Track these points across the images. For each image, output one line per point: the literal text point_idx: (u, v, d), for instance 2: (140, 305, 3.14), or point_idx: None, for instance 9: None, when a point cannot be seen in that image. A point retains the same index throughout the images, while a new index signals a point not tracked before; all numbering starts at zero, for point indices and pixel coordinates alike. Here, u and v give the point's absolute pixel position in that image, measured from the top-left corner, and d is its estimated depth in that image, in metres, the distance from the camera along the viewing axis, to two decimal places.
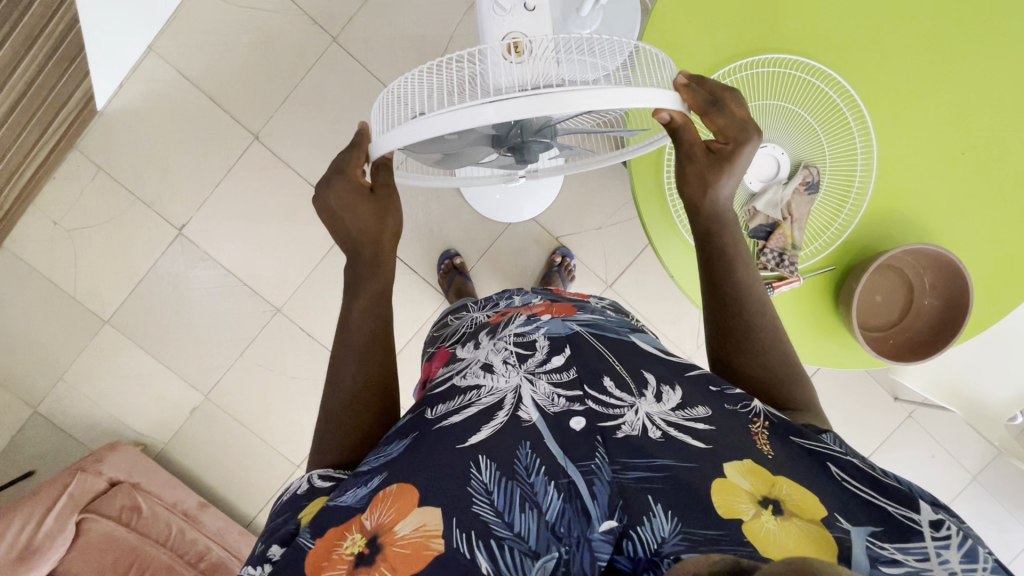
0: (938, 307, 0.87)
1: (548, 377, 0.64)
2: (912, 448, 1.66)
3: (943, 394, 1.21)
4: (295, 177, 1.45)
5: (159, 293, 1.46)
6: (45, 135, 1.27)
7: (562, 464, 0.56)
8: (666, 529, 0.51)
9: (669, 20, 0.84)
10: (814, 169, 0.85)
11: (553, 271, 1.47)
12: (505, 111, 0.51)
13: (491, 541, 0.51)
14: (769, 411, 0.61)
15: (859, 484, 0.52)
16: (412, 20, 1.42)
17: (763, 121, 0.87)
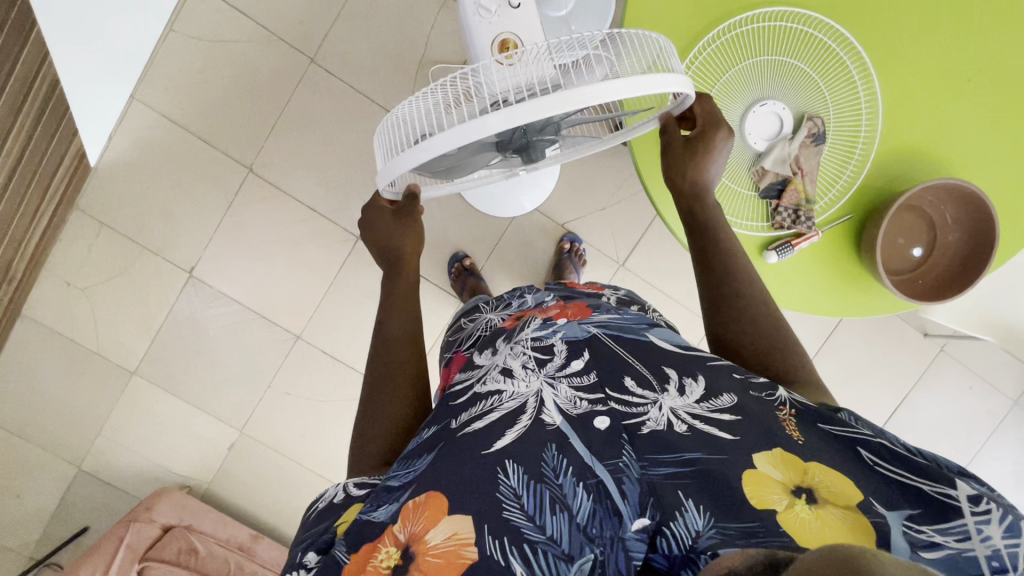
0: (963, 243, 0.86)
1: (568, 380, 0.64)
2: (948, 381, 1.64)
3: (976, 325, 1.19)
4: (295, 203, 1.45)
5: (180, 336, 1.47)
6: (46, 198, 1.28)
7: (589, 464, 0.56)
8: (700, 523, 0.51)
9: None
10: (818, 119, 0.84)
11: (564, 258, 1.46)
12: (511, 115, 0.51)
13: (525, 545, 0.51)
14: (794, 398, 0.60)
15: (889, 464, 0.51)
16: (386, 29, 1.40)
17: (760, 77, 0.85)
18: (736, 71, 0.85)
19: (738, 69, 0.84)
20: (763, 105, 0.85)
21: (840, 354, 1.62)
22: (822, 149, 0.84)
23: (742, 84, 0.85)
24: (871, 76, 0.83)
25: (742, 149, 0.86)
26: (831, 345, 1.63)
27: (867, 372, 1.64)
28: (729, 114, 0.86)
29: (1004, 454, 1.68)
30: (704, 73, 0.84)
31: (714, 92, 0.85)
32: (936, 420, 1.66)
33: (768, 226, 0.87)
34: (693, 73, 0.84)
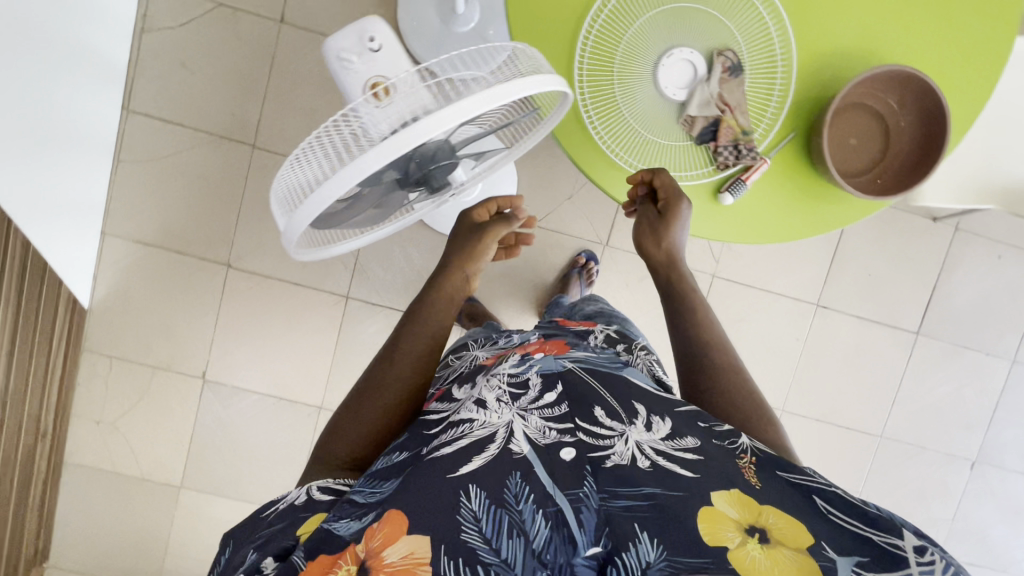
0: (916, 122, 0.82)
1: (540, 412, 0.71)
2: (975, 258, 1.57)
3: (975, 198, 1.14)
4: (280, 284, 1.48)
5: (211, 439, 1.52)
6: (53, 351, 1.34)
7: (550, 493, 0.62)
8: (652, 555, 0.57)
9: None
10: (728, 52, 0.82)
11: (573, 275, 1.48)
12: (387, 150, 0.50)
13: (479, 567, 0.57)
14: (755, 445, 0.68)
15: (841, 513, 0.59)
16: (312, 94, 1.43)
17: (659, 29, 0.83)
18: (633, 31, 0.83)
19: (634, 29, 0.83)
20: (672, 54, 0.82)
21: (854, 264, 1.57)
22: (743, 79, 0.82)
23: (643, 41, 0.83)
24: None
25: (663, 105, 0.84)
26: (843, 258, 1.57)
27: (888, 274, 1.57)
28: (640, 75, 0.84)
29: None
30: (600, 44, 0.83)
31: (618, 60, 0.84)
32: (975, 300, 1.59)
33: (714, 169, 0.86)
34: (591, 51, 0.83)
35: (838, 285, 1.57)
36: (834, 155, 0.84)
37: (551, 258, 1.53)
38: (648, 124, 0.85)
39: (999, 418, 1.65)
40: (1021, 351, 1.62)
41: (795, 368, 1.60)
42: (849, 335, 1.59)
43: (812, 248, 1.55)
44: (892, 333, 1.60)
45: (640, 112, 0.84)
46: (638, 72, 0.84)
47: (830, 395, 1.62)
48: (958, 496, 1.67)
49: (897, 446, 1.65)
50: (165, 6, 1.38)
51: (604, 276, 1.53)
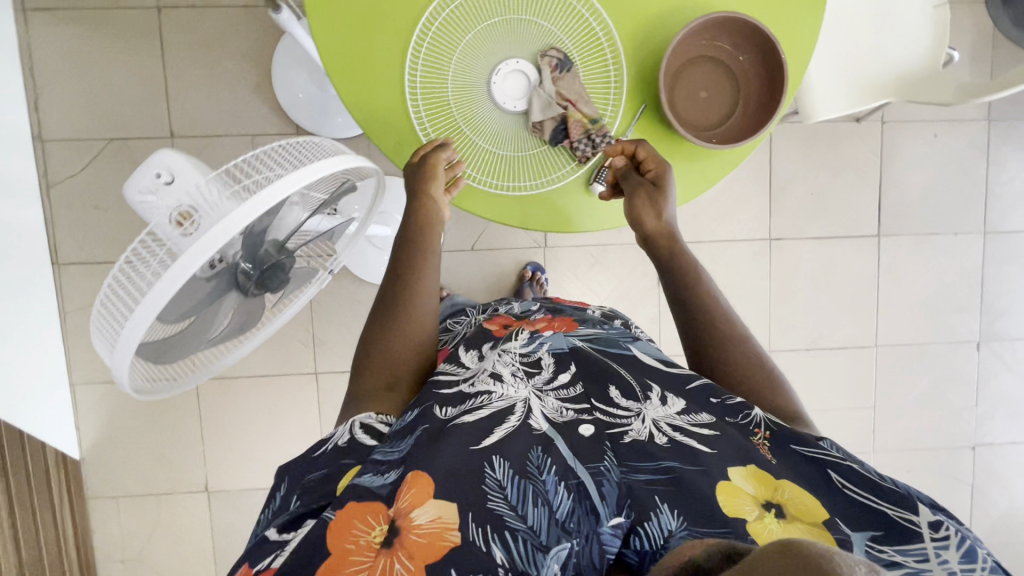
0: (755, 60, 0.83)
1: (556, 393, 0.70)
2: (910, 143, 1.54)
3: (866, 96, 1.11)
4: (251, 379, 1.50)
5: (234, 544, 1.55)
6: (55, 505, 1.41)
7: (572, 466, 0.61)
8: (673, 524, 0.57)
9: (336, 45, 0.82)
10: (552, 51, 0.83)
11: (525, 288, 1.48)
12: (176, 275, 0.49)
13: (506, 532, 0.55)
14: (769, 418, 0.66)
15: (858, 489, 0.58)
16: None
17: (481, 48, 0.85)
18: (457, 59, 0.85)
19: (459, 56, 0.85)
20: (499, 71, 0.86)
21: (795, 185, 1.54)
22: (574, 72, 0.84)
23: (470, 65, 0.86)
24: None
25: (509, 118, 0.88)
26: (783, 182, 1.54)
27: (830, 185, 1.55)
28: (479, 97, 0.86)
29: (1009, 173, 1.57)
30: (430, 79, 0.85)
31: (453, 90, 0.86)
32: (924, 184, 1.56)
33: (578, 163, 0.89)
34: (424, 89, 0.85)
35: (786, 211, 1.55)
36: (682, 112, 0.85)
37: (500, 274, 1.53)
38: (501, 141, 0.88)
39: (989, 291, 1.61)
40: (988, 219, 1.58)
41: (770, 305, 1.58)
42: (813, 256, 1.57)
43: (748, 185, 1.53)
44: (854, 241, 1.57)
45: (487, 131, 0.87)
46: (475, 94, 0.86)
47: (814, 320, 1.59)
48: (974, 380, 1.63)
49: (896, 350, 1.61)
50: (61, 158, 1.40)
51: (555, 274, 1.53)
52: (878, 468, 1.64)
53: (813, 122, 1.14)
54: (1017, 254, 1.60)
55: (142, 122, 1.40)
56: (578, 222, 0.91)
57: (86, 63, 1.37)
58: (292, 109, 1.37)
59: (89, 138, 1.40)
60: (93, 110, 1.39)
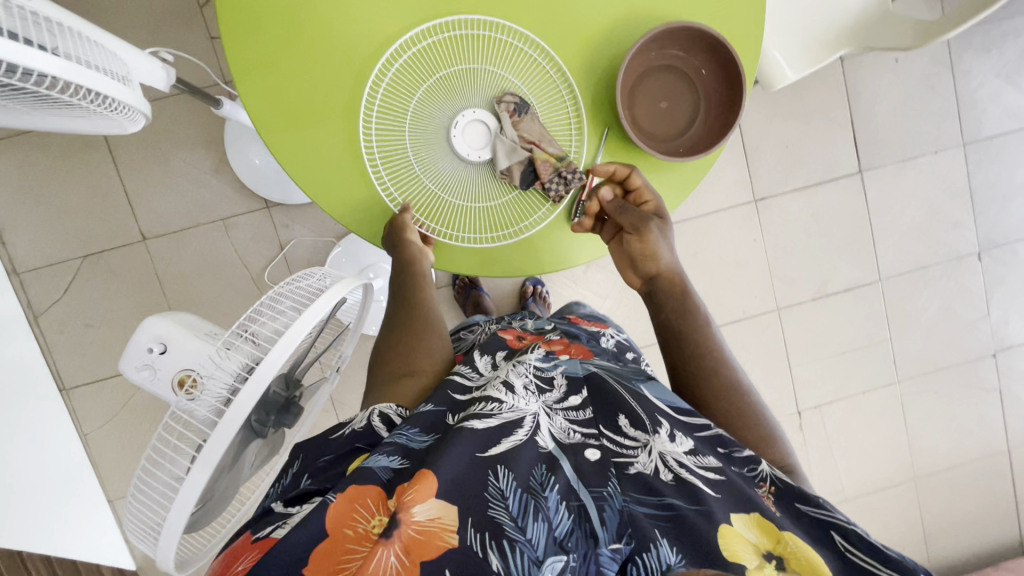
0: (715, 72, 0.82)
1: (564, 413, 0.70)
2: (873, 74, 1.53)
3: (826, 51, 1.10)
4: None
5: None
6: None
7: (575, 488, 0.61)
8: (672, 558, 0.56)
9: (288, 141, 0.81)
10: (507, 96, 0.82)
11: (530, 303, 1.46)
12: (207, 460, 0.47)
13: (504, 541, 0.55)
14: (778, 473, 0.64)
15: (861, 555, 0.56)
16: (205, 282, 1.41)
17: (433, 104, 0.84)
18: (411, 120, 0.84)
19: (411, 121, 0.84)
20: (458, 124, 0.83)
21: (769, 141, 1.53)
22: (533, 113, 0.82)
23: (426, 125, 0.84)
24: (508, 29, 0.82)
25: (475, 170, 0.86)
26: (757, 141, 1.53)
27: (803, 133, 1.54)
28: (441, 156, 0.85)
29: (976, 81, 1.56)
30: (386, 147, 0.84)
31: (413, 155, 0.85)
32: (896, 110, 1.55)
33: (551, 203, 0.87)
34: (384, 162, 0.84)
35: (765, 170, 1.54)
36: (643, 121, 0.84)
37: (499, 297, 1.52)
38: (472, 194, 0.86)
39: (981, 202, 1.60)
40: (965, 131, 1.57)
41: (768, 265, 1.58)
42: (800, 207, 1.56)
43: (722, 152, 1.52)
44: (837, 184, 1.56)
45: (455, 187, 0.86)
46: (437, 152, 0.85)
47: (814, 269, 1.59)
48: (982, 291, 1.63)
49: (901, 279, 1.61)
50: (41, 287, 1.37)
51: (553, 284, 1.53)
52: (905, 396, 1.66)
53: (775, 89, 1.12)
54: (1001, 158, 1.59)
55: (112, 233, 1.38)
56: (555, 258, 0.91)
57: (42, 186, 1.35)
58: (257, 184, 1.34)
59: (63, 259, 1.37)
60: (60, 232, 1.36)
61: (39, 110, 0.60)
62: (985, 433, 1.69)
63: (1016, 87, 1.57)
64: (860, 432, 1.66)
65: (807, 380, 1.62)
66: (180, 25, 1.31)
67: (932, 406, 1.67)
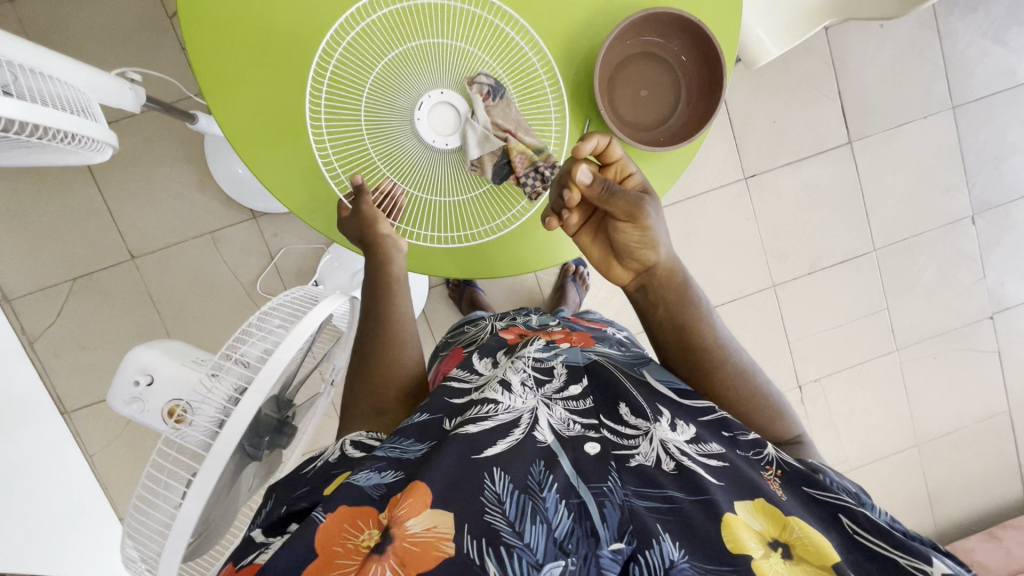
0: (695, 57, 0.81)
1: (564, 403, 0.69)
2: (860, 42, 1.51)
3: (809, 22, 1.08)
4: None
5: None
6: None
7: (573, 485, 0.59)
8: (676, 554, 0.54)
9: (252, 143, 0.80)
10: (480, 78, 0.80)
11: (568, 282, 1.45)
12: (201, 486, 0.45)
13: (501, 547, 0.53)
14: (782, 456, 0.64)
15: (870, 535, 0.55)
16: (197, 296, 1.40)
17: (396, 92, 0.82)
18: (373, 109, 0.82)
19: (376, 117, 0.82)
20: (421, 108, 0.81)
21: (757, 117, 1.51)
22: (507, 98, 0.81)
23: (389, 114, 0.82)
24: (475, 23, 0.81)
25: (445, 161, 0.84)
26: (745, 118, 1.51)
27: (791, 107, 1.52)
28: (408, 151, 0.83)
29: (963, 41, 1.53)
30: (351, 146, 0.82)
31: (381, 151, 0.83)
32: (885, 77, 1.53)
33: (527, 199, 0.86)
34: (350, 160, 0.83)
35: (753, 147, 1.52)
36: (624, 112, 0.83)
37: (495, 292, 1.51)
38: (442, 188, 0.85)
39: (974, 165, 1.59)
40: (954, 93, 1.55)
41: (762, 241, 1.57)
42: (791, 181, 1.55)
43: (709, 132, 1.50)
44: (827, 156, 1.55)
45: (421, 178, 0.84)
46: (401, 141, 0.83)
47: (809, 243, 1.58)
48: (977, 254, 1.63)
49: (896, 248, 1.61)
50: (33, 313, 1.36)
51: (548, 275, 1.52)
52: (905, 364, 1.66)
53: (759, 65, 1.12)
54: (993, 119, 1.57)
55: (99, 254, 1.36)
56: (544, 256, 0.90)
57: (24, 212, 1.33)
58: (241, 195, 1.33)
59: (53, 283, 1.36)
60: (48, 256, 1.35)
61: (17, 155, 0.62)
62: (986, 395, 1.70)
63: (1004, 45, 1.54)
64: (862, 402, 1.67)
65: (807, 354, 1.63)
66: (149, 38, 1.29)
67: (933, 372, 1.68)
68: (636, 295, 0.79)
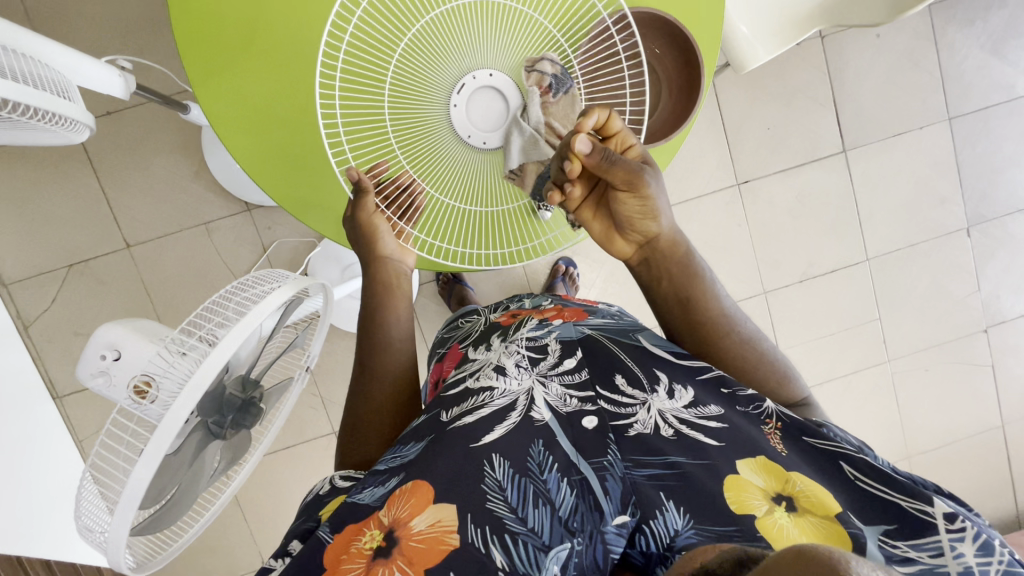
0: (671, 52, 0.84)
1: (560, 378, 0.69)
2: (855, 50, 1.51)
3: (799, 27, 1.09)
4: (273, 457, 1.48)
5: None
6: None
7: (574, 461, 0.60)
8: (679, 523, 0.56)
9: (252, 156, 0.83)
10: (541, 65, 0.77)
11: (559, 283, 1.44)
12: (150, 458, 0.48)
13: (507, 535, 0.55)
14: (781, 407, 0.64)
15: (871, 480, 0.56)
16: (191, 286, 1.42)
17: (427, 78, 0.80)
18: (401, 94, 0.80)
19: (410, 111, 0.80)
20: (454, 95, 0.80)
21: (750, 123, 1.52)
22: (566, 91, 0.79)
23: (425, 109, 0.80)
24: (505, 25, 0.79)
25: (476, 159, 0.83)
26: (738, 123, 1.52)
27: (786, 113, 1.52)
28: (442, 147, 0.82)
29: (961, 53, 1.53)
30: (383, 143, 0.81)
31: (413, 146, 0.81)
32: (879, 86, 1.53)
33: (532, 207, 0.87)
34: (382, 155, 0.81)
35: (747, 153, 1.53)
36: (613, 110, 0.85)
37: (486, 290, 1.52)
38: (473, 187, 0.84)
39: (970, 176, 1.58)
40: (951, 105, 1.55)
41: (753, 248, 1.57)
42: (785, 188, 1.55)
43: (702, 137, 1.51)
44: (821, 164, 1.55)
45: (446, 170, 0.82)
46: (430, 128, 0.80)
47: (801, 251, 1.58)
48: (972, 267, 1.62)
49: (890, 257, 1.60)
50: (29, 298, 1.39)
51: (539, 275, 1.52)
52: (897, 374, 1.65)
53: (747, 71, 1.12)
54: (989, 129, 1.56)
55: (95, 242, 1.39)
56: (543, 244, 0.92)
57: (23, 199, 1.36)
58: (235, 187, 1.34)
59: (49, 269, 1.38)
60: (45, 242, 1.37)
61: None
62: (978, 410, 1.69)
63: (1001, 58, 1.54)
64: (852, 412, 1.66)
65: (798, 361, 1.62)
66: (150, 31, 1.31)
67: (924, 385, 1.66)
68: (638, 269, 0.79)
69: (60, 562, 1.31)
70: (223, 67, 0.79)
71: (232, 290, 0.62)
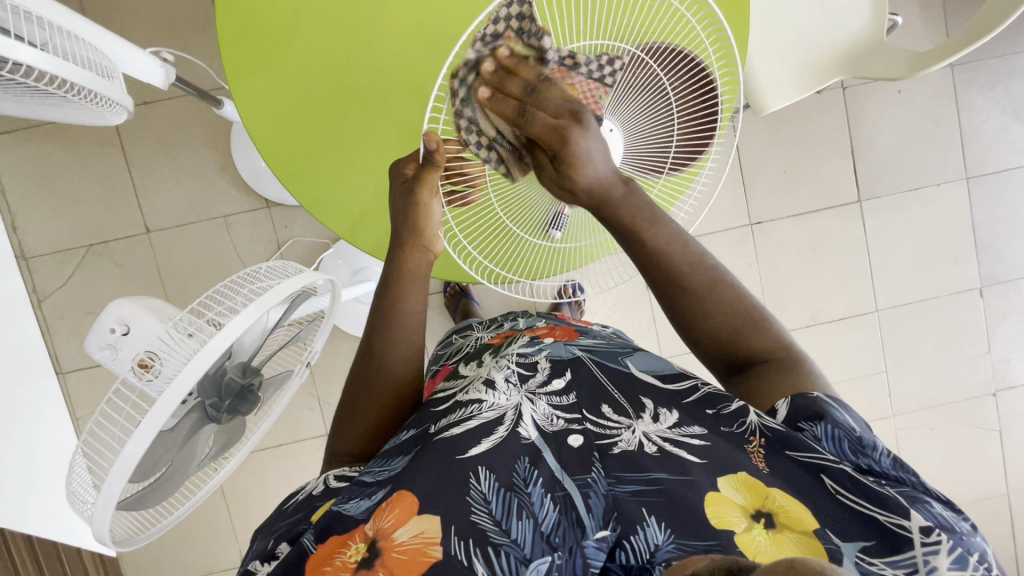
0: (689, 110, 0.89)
1: (548, 398, 0.68)
2: (875, 104, 1.53)
3: (816, 79, 1.12)
4: (264, 455, 1.47)
5: None
6: None
7: (558, 477, 0.60)
8: (660, 537, 0.56)
9: (274, 143, 0.86)
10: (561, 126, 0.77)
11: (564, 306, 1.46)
12: (144, 434, 0.48)
13: (489, 547, 0.55)
14: (766, 420, 0.62)
15: (850, 493, 0.55)
16: (204, 274, 1.45)
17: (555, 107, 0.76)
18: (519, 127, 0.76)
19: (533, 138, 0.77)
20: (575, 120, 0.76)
21: (767, 163, 1.54)
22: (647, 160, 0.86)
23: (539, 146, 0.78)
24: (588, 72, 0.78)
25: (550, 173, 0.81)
26: (755, 161, 1.53)
27: (802, 157, 1.54)
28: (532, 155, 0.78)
29: (981, 115, 1.54)
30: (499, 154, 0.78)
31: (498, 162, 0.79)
32: (897, 140, 1.54)
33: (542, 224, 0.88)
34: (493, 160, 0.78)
35: (761, 193, 1.54)
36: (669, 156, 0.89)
37: (491, 305, 1.53)
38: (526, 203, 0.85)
39: (984, 237, 1.57)
40: (968, 164, 1.55)
41: (762, 288, 1.57)
42: (798, 231, 1.56)
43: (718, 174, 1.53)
44: (835, 212, 1.56)
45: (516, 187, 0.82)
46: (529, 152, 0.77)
47: (809, 295, 1.58)
48: (983, 327, 1.60)
49: (899, 310, 1.59)
50: (45, 273, 1.42)
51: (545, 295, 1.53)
52: (901, 432, 1.63)
53: (768, 112, 1.16)
54: (1007, 192, 1.56)
55: (116, 224, 1.42)
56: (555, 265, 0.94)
57: (53, 178, 1.40)
58: (258, 183, 1.38)
59: (69, 247, 1.42)
60: (68, 221, 1.41)
61: (13, 92, 0.64)
62: (984, 476, 1.64)
63: None
64: None
65: None
66: (193, 27, 1.37)
67: (929, 444, 1.63)
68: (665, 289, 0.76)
69: (41, 537, 1.30)
70: (263, 59, 0.82)
71: (244, 277, 0.63)
